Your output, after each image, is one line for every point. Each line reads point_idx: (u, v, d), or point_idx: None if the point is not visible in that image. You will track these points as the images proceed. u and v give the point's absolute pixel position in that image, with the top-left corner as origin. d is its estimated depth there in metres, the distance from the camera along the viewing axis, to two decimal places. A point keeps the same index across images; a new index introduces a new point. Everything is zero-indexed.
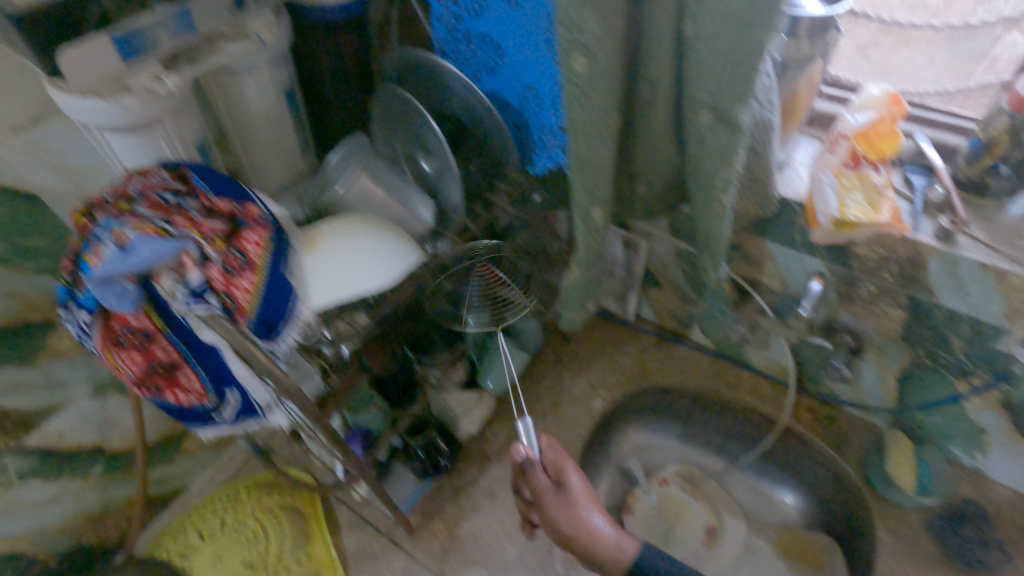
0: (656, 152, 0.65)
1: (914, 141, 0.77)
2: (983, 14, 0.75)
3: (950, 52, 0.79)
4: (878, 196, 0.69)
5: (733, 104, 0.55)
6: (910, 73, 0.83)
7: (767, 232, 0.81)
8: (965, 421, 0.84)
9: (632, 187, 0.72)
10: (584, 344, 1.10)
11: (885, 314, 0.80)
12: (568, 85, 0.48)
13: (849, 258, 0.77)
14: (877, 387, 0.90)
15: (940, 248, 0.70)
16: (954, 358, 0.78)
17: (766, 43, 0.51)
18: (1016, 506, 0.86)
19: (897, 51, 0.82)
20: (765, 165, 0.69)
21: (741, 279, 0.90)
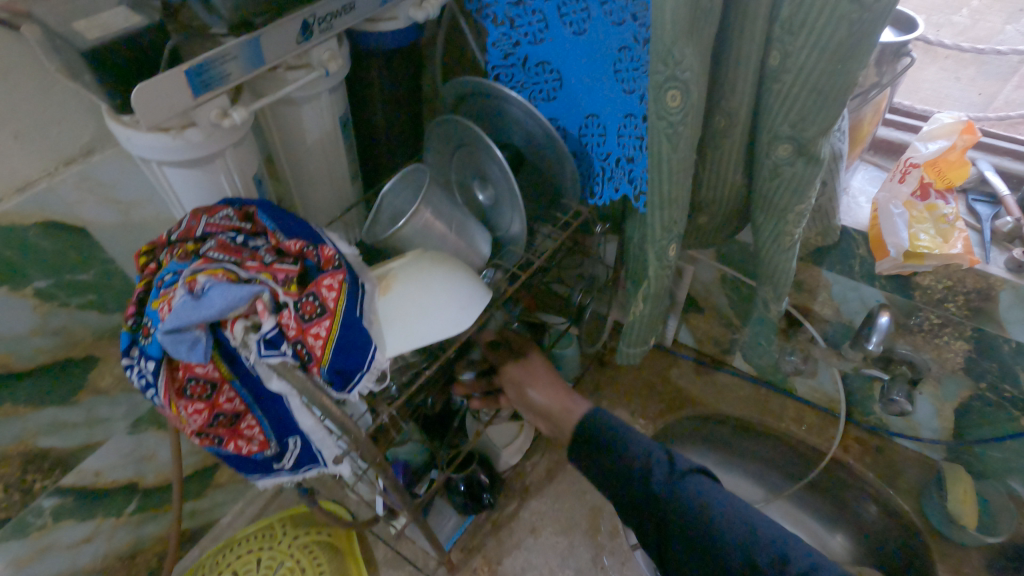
0: (726, 183, 0.63)
1: (979, 168, 0.75)
2: (1012, 32, 0.72)
3: (978, 69, 0.76)
4: (950, 228, 0.67)
5: (815, 138, 0.53)
6: (938, 91, 0.80)
7: (824, 261, 0.79)
8: None
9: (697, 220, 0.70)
10: (621, 371, 1.07)
11: (946, 345, 0.78)
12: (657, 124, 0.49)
13: (911, 289, 0.74)
14: (933, 419, 0.87)
15: (1012, 281, 0.67)
16: (1020, 393, 0.76)
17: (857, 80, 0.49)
18: None
19: (923, 68, 0.79)
20: (830, 196, 0.67)
21: (791, 307, 0.87)
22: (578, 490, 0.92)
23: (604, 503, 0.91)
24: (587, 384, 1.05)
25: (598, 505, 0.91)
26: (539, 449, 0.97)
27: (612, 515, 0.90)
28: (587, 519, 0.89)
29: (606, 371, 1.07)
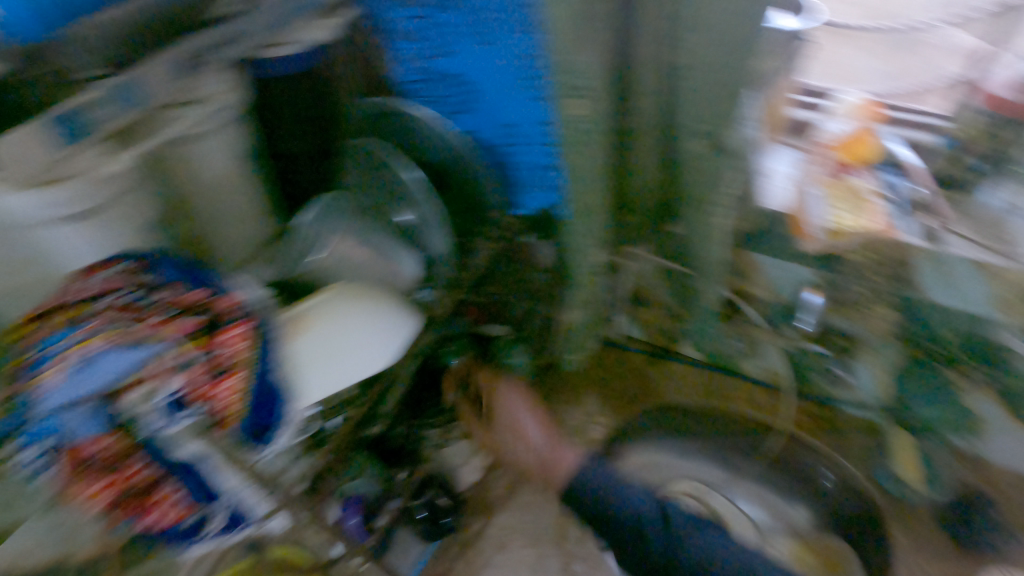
0: (654, 174, 0.64)
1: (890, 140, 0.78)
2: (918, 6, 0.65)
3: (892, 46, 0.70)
4: (861, 202, 0.72)
5: (726, 126, 0.53)
6: (852, 66, 0.73)
7: (755, 246, 0.80)
8: (963, 409, 0.84)
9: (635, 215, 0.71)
10: (577, 372, 1.07)
11: (876, 314, 0.81)
12: None
13: (837, 265, 0.77)
14: (873, 386, 0.89)
15: (928, 249, 0.70)
16: (949, 352, 0.79)
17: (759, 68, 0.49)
18: None
19: (841, 46, 0.72)
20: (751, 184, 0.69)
21: (730, 292, 0.88)
22: (542, 499, 0.92)
23: (569, 509, 0.91)
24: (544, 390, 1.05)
25: (563, 512, 0.91)
26: (502, 463, 0.96)
27: (578, 520, 0.90)
28: (554, 527, 0.89)
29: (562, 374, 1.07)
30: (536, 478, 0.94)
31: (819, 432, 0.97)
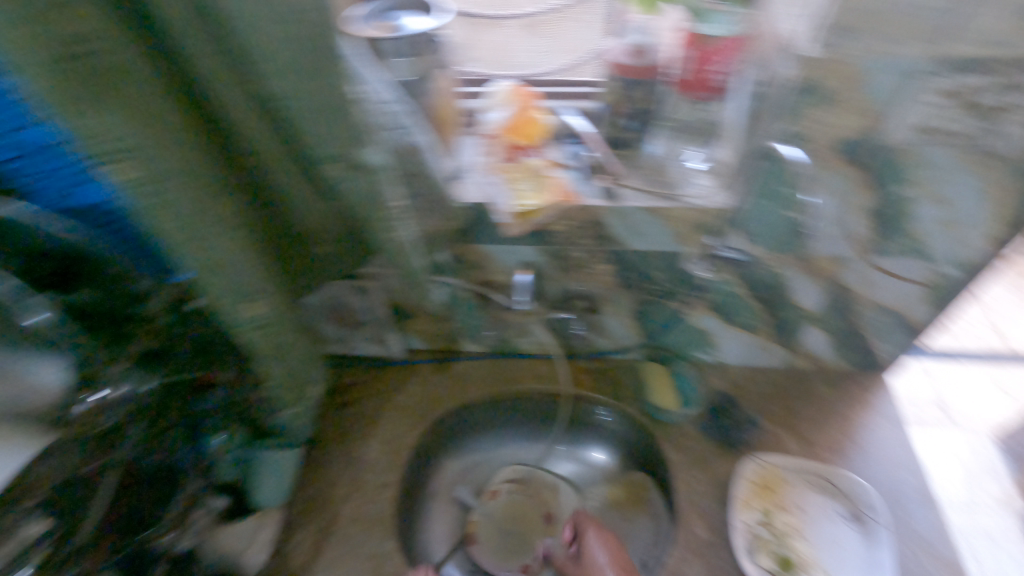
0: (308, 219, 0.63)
1: (562, 115, 0.83)
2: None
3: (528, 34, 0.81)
4: (541, 179, 0.74)
5: (344, 148, 0.52)
6: (501, 45, 0.82)
7: (474, 237, 0.82)
8: (694, 330, 0.97)
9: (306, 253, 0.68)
10: (363, 403, 1.02)
11: (599, 272, 0.87)
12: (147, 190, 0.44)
13: (549, 237, 0.81)
14: (624, 331, 0.99)
15: (609, 206, 0.76)
16: (663, 287, 0.88)
17: (361, 114, 0.52)
18: (752, 378, 1.02)
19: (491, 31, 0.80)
20: (435, 185, 0.70)
21: (475, 286, 0.90)
22: (352, 548, 0.86)
23: (382, 547, 0.86)
24: (333, 433, 0.98)
25: (376, 552, 0.86)
26: (299, 528, 0.88)
27: (394, 555, 0.85)
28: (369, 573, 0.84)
29: (348, 411, 1.01)
30: (341, 529, 0.88)
31: (598, 385, 1.03)
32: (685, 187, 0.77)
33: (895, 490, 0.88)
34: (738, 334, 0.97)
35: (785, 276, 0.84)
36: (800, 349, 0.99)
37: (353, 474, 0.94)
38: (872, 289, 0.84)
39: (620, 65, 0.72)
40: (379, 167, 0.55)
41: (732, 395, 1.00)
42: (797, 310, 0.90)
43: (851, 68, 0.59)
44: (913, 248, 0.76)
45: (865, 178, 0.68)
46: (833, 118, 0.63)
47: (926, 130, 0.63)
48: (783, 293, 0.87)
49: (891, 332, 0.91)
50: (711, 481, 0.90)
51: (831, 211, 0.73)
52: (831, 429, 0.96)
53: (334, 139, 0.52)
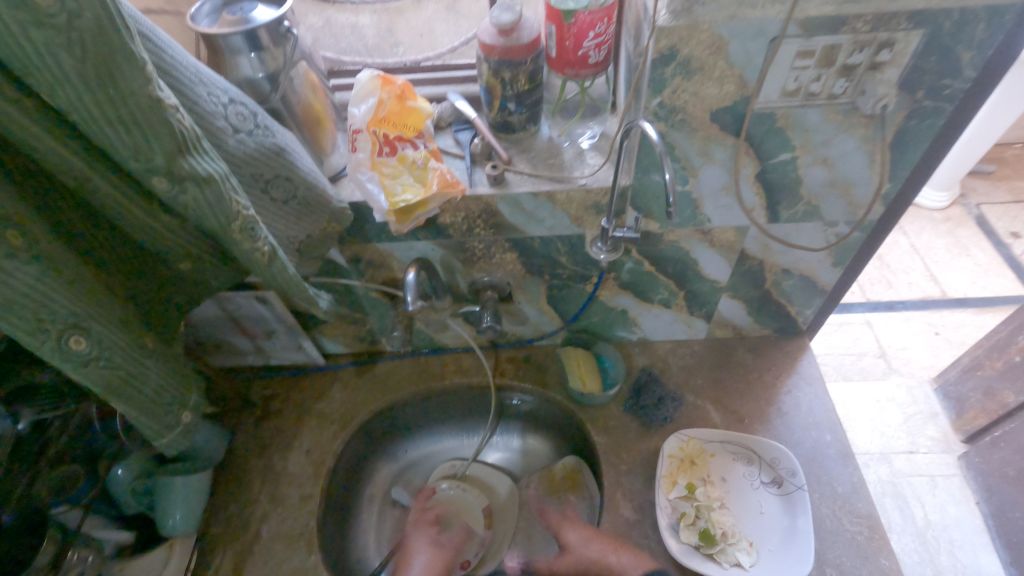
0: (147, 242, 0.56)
1: (449, 102, 0.80)
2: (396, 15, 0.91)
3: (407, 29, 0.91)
4: (423, 172, 0.70)
5: (170, 161, 0.48)
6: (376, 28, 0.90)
7: (368, 236, 0.79)
8: (611, 310, 0.96)
9: (156, 281, 0.60)
10: (283, 415, 0.99)
11: (504, 260, 0.85)
12: None
13: (444, 230, 0.78)
14: (542, 317, 0.97)
15: (497, 194, 0.74)
16: (570, 270, 0.86)
17: (182, 120, 0.47)
18: (676, 351, 1.02)
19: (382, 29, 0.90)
20: (305, 185, 0.66)
21: (380, 285, 0.88)
22: (274, 566, 0.83)
23: (305, 561, 0.84)
24: (252, 448, 0.95)
25: (299, 567, 0.83)
26: (218, 551, 0.85)
27: (317, 568, 0.83)
28: None
29: (268, 424, 0.98)
30: (262, 546, 0.85)
31: (523, 372, 1.02)
32: (575, 167, 0.75)
33: (812, 450, 0.89)
34: (655, 310, 0.96)
35: (689, 249, 0.83)
36: (718, 319, 0.99)
37: (273, 488, 0.91)
38: (775, 254, 0.84)
39: (486, 43, 0.68)
40: (219, 175, 0.51)
41: (655, 371, 1.00)
42: (707, 281, 0.90)
43: (709, 34, 0.56)
44: (806, 211, 0.76)
45: (746, 146, 0.67)
46: (703, 87, 0.61)
47: (794, 93, 0.62)
48: (690, 266, 0.86)
49: (802, 295, 0.92)
50: (637, 460, 0.90)
51: (720, 181, 0.72)
52: (753, 396, 0.96)
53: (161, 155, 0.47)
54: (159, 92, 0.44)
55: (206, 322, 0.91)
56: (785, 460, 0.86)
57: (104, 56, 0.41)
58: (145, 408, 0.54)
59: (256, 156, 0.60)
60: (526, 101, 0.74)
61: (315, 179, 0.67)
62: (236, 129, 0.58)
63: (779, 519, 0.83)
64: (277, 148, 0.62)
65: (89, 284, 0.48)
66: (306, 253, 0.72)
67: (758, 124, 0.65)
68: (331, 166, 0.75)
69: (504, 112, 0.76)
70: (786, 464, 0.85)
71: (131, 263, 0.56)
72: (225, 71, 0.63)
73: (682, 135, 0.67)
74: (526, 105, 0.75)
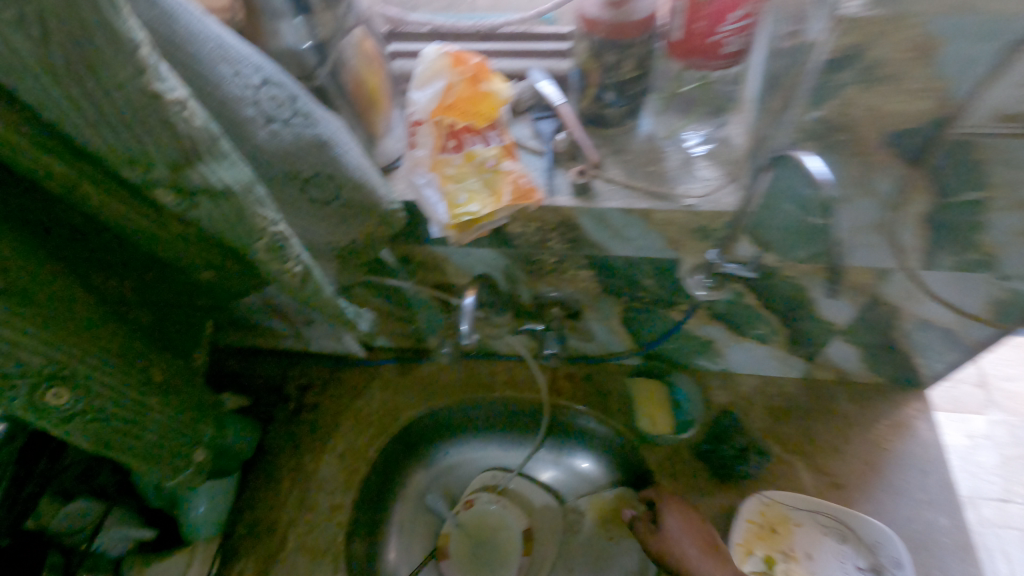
0: (160, 248, 0.46)
1: (529, 81, 0.66)
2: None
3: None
4: (493, 176, 0.57)
5: (177, 170, 0.37)
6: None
7: (422, 238, 0.67)
8: (694, 339, 0.82)
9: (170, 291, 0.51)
10: (319, 409, 0.92)
11: (576, 276, 0.72)
12: None
13: (511, 240, 0.66)
14: (611, 337, 0.84)
15: (580, 207, 0.60)
16: (654, 295, 0.72)
17: (195, 118, 0.36)
18: (763, 390, 0.87)
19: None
20: (352, 183, 0.54)
21: (431, 288, 0.77)
22: None
23: None
24: (283, 444, 0.89)
25: None
26: (240, 556, 0.78)
27: None
28: None
29: (303, 418, 0.91)
30: (285, 556, 0.79)
31: (582, 392, 0.90)
32: (680, 180, 0.60)
33: (922, 535, 0.74)
34: (747, 344, 0.81)
35: (808, 287, 0.67)
36: (822, 361, 0.83)
37: (302, 492, 0.84)
38: (918, 303, 0.67)
39: (589, 16, 0.54)
40: (240, 186, 0.40)
41: (737, 410, 0.86)
42: (820, 322, 0.74)
43: (915, 32, 0.40)
44: (977, 262, 0.58)
45: (922, 178, 0.50)
46: (887, 102, 0.45)
47: (1016, 118, 0.44)
48: (802, 304, 0.71)
49: (935, 349, 0.75)
50: (708, 517, 0.77)
51: (874, 216, 0.55)
52: (854, 455, 0.81)
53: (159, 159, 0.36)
54: (161, 84, 0.33)
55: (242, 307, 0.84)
56: (890, 547, 0.71)
57: (82, 36, 0.29)
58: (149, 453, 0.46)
59: (292, 151, 0.48)
60: (628, 92, 0.59)
61: (366, 175, 0.55)
62: (268, 117, 0.46)
63: None
64: (322, 141, 0.50)
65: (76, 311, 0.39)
66: (349, 259, 0.61)
67: (949, 154, 0.48)
68: (384, 154, 0.63)
69: (599, 103, 0.61)
70: (891, 551, 0.71)
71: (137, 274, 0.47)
72: (263, 39, 0.50)
73: (838, 158, 0.50)
74: (628, 97, 0.59)
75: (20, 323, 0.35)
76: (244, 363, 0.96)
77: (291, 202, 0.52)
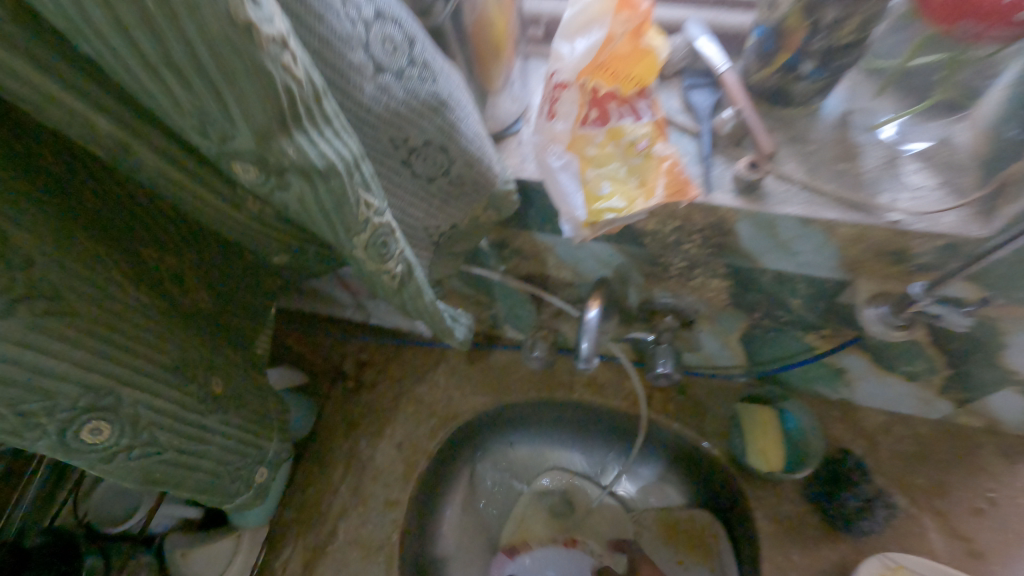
0: (217, 225, 0.37)
1: (685, 37, 0.51)
2: None
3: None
4: (644, 162, 0.44)
5: (263, 141, 0.25)
6: None
7: (527, 224, 0.55)
8: (823, 365, 0.69)
9: None
10: (378, 390, 0.84)
11: (704, 285, 0.59)
12: None
13: (639, 238, 0.53)
14: (722, 352, 0.72)
15: (745, 211, 0.46)
16: (798, 317, 0.59)
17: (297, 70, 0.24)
18: (890, 429, 0.75)
19: None
20: (466, 158, 0.42)
21: (523, 281, 0.66)
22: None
23: None
24: (339, 426, 0.81)
25: None
26: (288, 543, 0.73)
27: None
28: None
29: (361, 398, 0.83)
30: (334, 552, 0.72)
31: (674, 408, 0.79)
32: (883, 187, 0.46)
33: None
34: (889, 380, 0.68)
35: (1007, 331, 0.53)
36: (977, 408, 0.69)
37: (356, 481, 0.77)
38: None
39: None
40: (344, 166, 0.29)
41: (858, 451, 0.73)
42: (997, 370, 0.60)
43: None
44: None
45: None
46: None
47: None
48: (989, 349, 0.56)
49: None
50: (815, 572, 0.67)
51: None
52: (998, 521, 0.69)
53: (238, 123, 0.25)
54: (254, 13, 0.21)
55: None
56: None
57: None
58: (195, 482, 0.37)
59: (402, 114, 0.36)
60: (834, 63, 0.44)
61: (483, 148, 0.43)
62: (379, 67, 0.34)
63: None
64: (438, 101, 0.38)
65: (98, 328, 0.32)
66: (443, 247, 0.50)
67: None
68: (497, 120, 0.51)
69: (787, 74, 0.46)
70: None
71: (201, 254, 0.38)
72: None
73: None
74: (830, 69, 0.45)
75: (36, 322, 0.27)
76: (299, 333, 0.89)
77: (391, 177, 0.40)
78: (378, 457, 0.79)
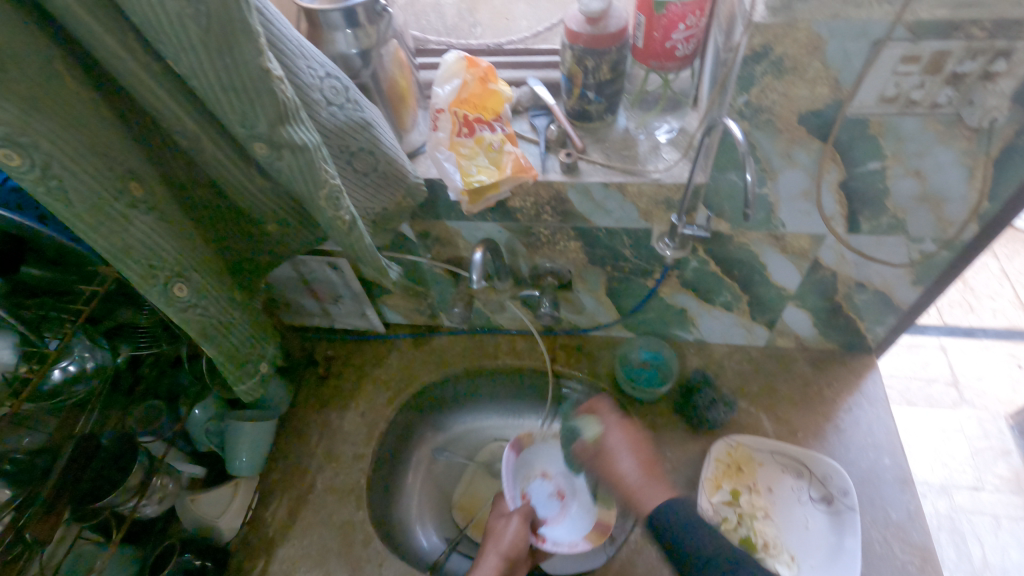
0: (242, 203, 0.60)
1: (528, 86, 0.81)
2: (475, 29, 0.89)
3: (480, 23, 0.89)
4: (499, 155, 0.71)
5: (273, 128, 0.50)
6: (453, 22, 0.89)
7: (438, 213, 0.81)
8: (670, 307, 0.95)
9: (250, 240, 0.65)
10: (342, 375, 1.05)
11: (566, 248, 0.86)
12: (54, 205, 0.42)
13: (513, 213, 0.80)
14: (599, 307, 0.98)
15: (568, 182, 0.74)
16: (633, 264, 0.86)
17: (286, 92, 0.50)
18: (732, 355, 1.00)
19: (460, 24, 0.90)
20: (386, 160, 0.68)
21: (444, 263, 0.91)
22: (325, 515, 0.88)
23: (352, 515, 0.88)
24: (313, 406, 1.01)
25: (347, 520, 0.88)
26: (276, 496, 0.91)
27: (364, 522, 0.87)
28: (339, 539, 0.86)
29: (330, 383, 1.04)
30: (315, 498, 0.90)
31: (576, 360, 1.02)
32: (649, 161, 0.75)
33: (868, 473, 0.87)
34: (715, 312, 0.94)
35: (759, 253, 0.81)
36: (782, 328, 0.96)
37: (329, 444, 0.96)
38: (851, 267, 0.80)
39: (572, 30, 0.69)
40: (313, 145, 0.53)
41: (709, 373, 0.98)
42: (773, 288, 0.87)
43: (805, 32, 0.54)
44: (889, 225, 0.73)
45: (832, 152, 0.65)
46: (794, 88, 0.59)
47: (892, 100, 0.59)
48: (757, 271, 0.84)
49: (875, 312, 0.88)
50: (682, 460, 0.90)
51: (801, 186, 0.70)
52: (810, 408, 0.94)
53: (259, 118, 0.49)
54: (268, 65, 0.47)
55: (281, 282, 0.98)
56: (838, 479, 0.83)
57: (227, 30, 0.44)
58: (231, 354, 0.58)
59: (345, 130, 0.63)
60: (605, 91, 0.74)
61: (397, 154, 0.69)
62: (328, 102, 0.60)
63: (824, 537, 0.81)
64: (365, 122, 0.65)
65: (194, 248, 0.53)
66: (380, 225, 0.75)
67: (849, 131, 0.63)
68: (409, 143, 0.78)
69: (583, 100, 0.75)
70: (839, 483, 0.83)
71: (228, 220, 0.61)
72: (322, 46, 0.65)
73: (766, 136, 0.65)
74: (605, 95, 0.74)
75: (163, 232, 0.49)
76: None
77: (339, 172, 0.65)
78: (345, 425, 0.98)
